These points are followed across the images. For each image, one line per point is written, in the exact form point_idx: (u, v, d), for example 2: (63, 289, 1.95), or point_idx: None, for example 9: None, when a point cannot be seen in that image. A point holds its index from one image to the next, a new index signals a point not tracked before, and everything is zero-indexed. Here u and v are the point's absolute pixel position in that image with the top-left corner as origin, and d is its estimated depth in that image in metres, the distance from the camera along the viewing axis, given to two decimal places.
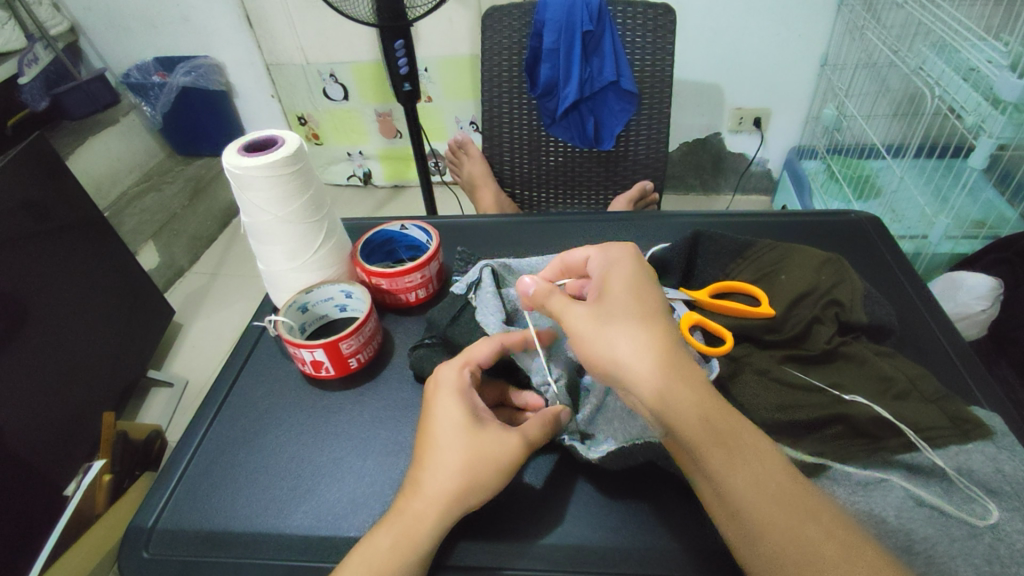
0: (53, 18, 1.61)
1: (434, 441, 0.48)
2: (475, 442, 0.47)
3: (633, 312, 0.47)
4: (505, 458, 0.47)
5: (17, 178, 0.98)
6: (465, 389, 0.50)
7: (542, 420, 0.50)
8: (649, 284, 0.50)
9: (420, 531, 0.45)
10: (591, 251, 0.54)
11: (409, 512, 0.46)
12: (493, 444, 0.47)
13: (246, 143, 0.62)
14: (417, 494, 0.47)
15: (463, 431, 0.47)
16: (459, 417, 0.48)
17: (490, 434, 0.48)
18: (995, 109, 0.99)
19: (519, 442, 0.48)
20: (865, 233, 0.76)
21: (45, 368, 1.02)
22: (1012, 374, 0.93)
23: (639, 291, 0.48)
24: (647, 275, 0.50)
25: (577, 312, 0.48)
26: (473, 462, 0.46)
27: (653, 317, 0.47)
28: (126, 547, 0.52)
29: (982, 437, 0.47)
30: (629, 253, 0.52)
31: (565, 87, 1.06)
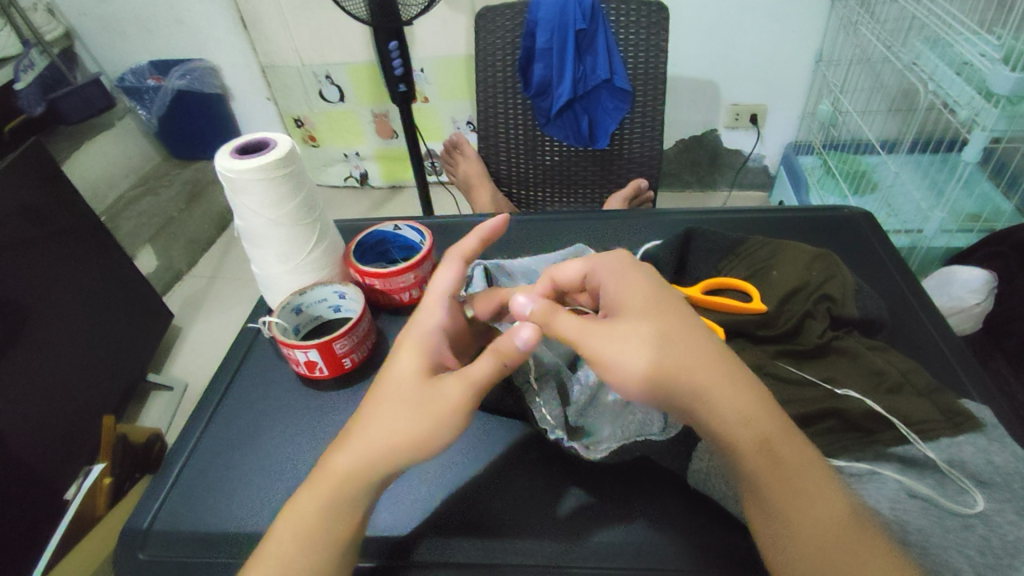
0: (49, 24, 1.61)
1: (381, 390, 0.48)
2: (422, 395, 0.46)
3: (644, 311, 0.47)
4: (450, 411, 0.45)
5: (15, 181, 0.99)
6: (427, 342, 0.49)
7: (497, 359, 0.45)
8: (654, 304, 0.47)
9: (344, 485, 0.45)
10: (582, 267, 0.54)
11: (336, 465, 0.46)
12: (438, 399, 0.46)
13: (239, 146, 0.62)
14: (344, 446, 0.47)
15: (414, 386, 0.47)
16: (411, 369, 0.48)
17: (436, 387, 0.46)
18: (988, 102, 0.99)
19: (465, 391, 0.46)
20: (860, 230, 0.75)
21: (42, 374, 1.02)
22: (1007, 366, 0.94)
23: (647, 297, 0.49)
24: (650, 294, 0.48)
25: (591, 331, 0.46)
26: (416, 415, 0.45)
27: (687, 342, 0.45)
28: (122, 550, 0.52)
29: (973, 429, 0.47)
30: (627, 267, 0.51)
31: (558, 86, 1.08)
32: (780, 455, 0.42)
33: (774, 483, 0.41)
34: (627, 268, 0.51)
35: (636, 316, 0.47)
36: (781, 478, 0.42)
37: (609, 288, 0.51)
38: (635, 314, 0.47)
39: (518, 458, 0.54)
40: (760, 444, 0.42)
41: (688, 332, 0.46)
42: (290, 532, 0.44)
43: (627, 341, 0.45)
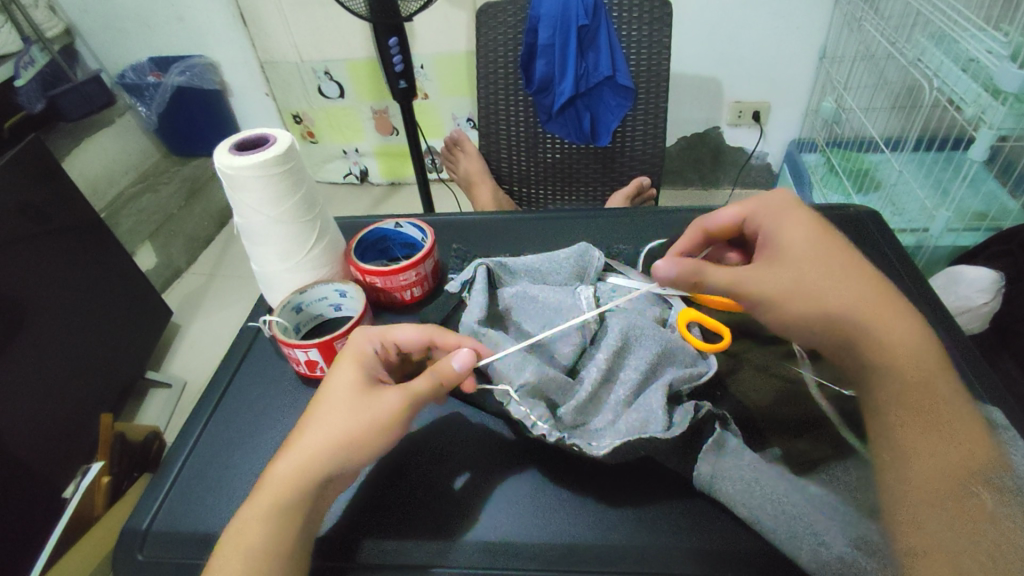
0: (49, 20, 1.60)
1: (320, 400, 0.49)
2: (359, 405, 0.48)
3: (805, 247, 0.54)
4: (386, 419, 0.48)
5: (14, 178, 0.98)
6: (365, 359, 0.51)
7: (433, 377, 0.50)
8: (813, 238, 0.55)
9: (287, 492, 0.45)
10: (741, 213, 0.61)
11: (277, 475, 0.45)
12: (375, 407, 0.48)
13: (238, 143, 0.61)
14: (284, 456, 0.46)
15: (352, 395, 0.48)
16: (351, 381, 0.49)
17: (374, 396, 0.48)
18: (995, 100, 0.97)
19: (402, 400, 0.49)
20: (865, 228, 0.75)
21: (40, 373, 1.01)
22: (1014, 367, 0.93)
23: (812, 230, 0.55)
24: (810, 229, 0.55)
25: (751, 270, 0.54)
26: (353, 421, 0.47)
27: (847, 276, 0.52)
28: (120, 551, 0.52)
29: (983, 431, 0.47)
30: (791, 205, 0.58)
31: (560, 83, 1.07)
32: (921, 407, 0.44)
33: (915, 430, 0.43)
34: (790, 206, 0.58)
35: (797, 252, 0.54)
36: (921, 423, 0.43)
37: (769, 230, 0.57)
38: (792, 254, 0.54)
39: (511, 458, 0.53)
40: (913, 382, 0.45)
41: (842, 267, 0.53)
42: (239, 545, 0.43)
43: (785, 276, 0.53)
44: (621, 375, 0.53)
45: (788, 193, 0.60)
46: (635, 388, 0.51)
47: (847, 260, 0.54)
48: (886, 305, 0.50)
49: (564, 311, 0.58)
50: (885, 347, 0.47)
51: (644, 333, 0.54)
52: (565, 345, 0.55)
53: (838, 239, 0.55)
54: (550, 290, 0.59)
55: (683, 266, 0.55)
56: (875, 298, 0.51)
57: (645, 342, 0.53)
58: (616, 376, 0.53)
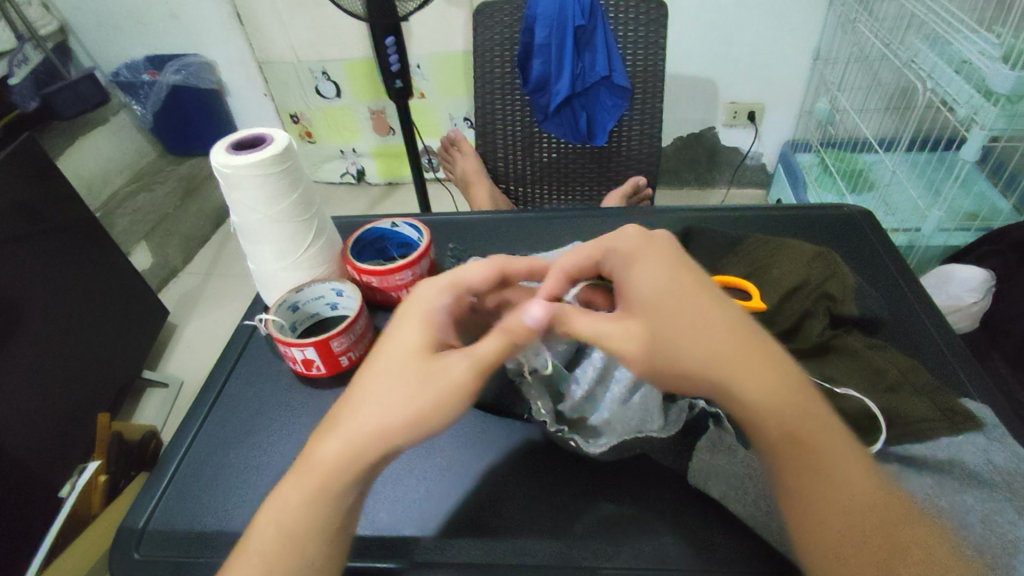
0: (42, 18, 1.60)
1: (378, 362, 0.47)
2: (421, 373, 0.45)
3: (657, 293, 0.47)
4: (450, 389, 0.44)
5: (6, 177, 0.97)
6: (432, 317, 0.49)
7: (505, 338, 0.45)
8: (667, 282, 0.48)
9: (331, 473, 0.44)
10: (597, 253, 0.53)
11: (322, 451, 0.44)
12: (440, 375, 0.45)
13: (234, 142, 0.62)
14: (334, 429, 0.45)
15: (413, 362, 0.46)
16: (414, 343, 0.47)
17: (438, 364, 0.45)
18: (987, 101, 0.99)
19: (468, 367, 0.45)
20: (859, 228, 0.75)
21: (35, 372, 1.01)
22: (1005, 366, 0.95)
23: (668, 270, 0.48)
24: (667, 271, 0.48)
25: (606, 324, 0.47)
26: (414, 391, 0.44)
27: (711, 323, 0.45)
28: (117, 549, 0.52)
29: (971, 429, 0.47)
30: (646, 243, 0.51)
31: (557, 82, 1.08)
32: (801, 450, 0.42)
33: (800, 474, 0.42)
34: (649, 244, 0.51)
35: (651, 302, 0.47)
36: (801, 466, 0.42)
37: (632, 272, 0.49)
38: (642, 304, 0.47)
39: (519, 455, 0.54)
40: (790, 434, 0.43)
41: (708, 316, 0.46)
42: (274, 524, 0.43)
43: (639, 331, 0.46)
44: (618, 371, 0.51)
45: (646, 230, 0.53)
46: (631, 384, 0.50)
47: (709, 304, 0.47)
48: (758, 359, 0.44)
49: None
50: (751, 405, 0.43)
51: None
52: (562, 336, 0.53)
53: (699, 278, 0.48)
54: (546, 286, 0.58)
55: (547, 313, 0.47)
56: (744, 348, 0.45)
57: None
58: (613, 370, 0.51)
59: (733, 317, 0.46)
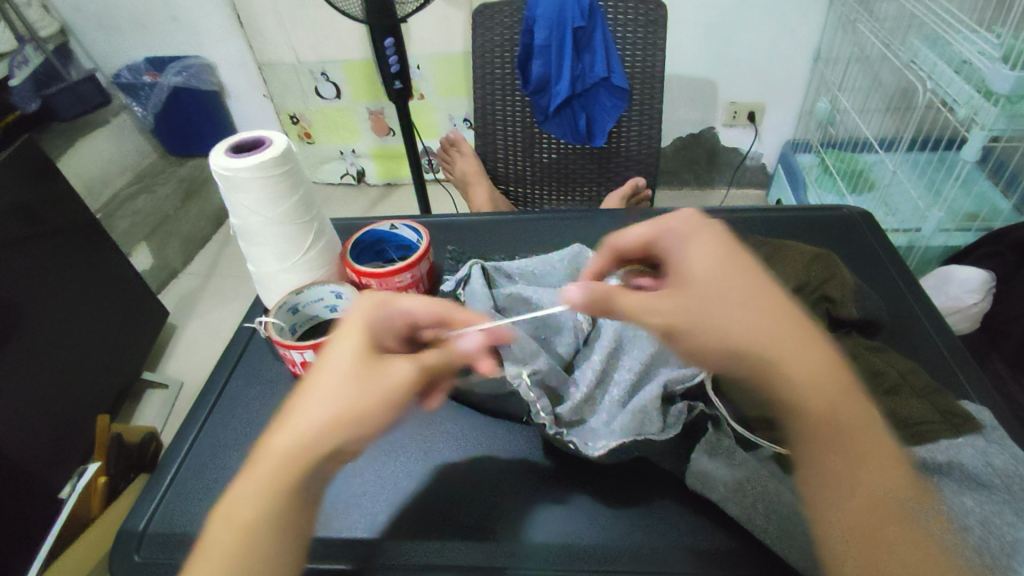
0: (43, 20, 1.60)
1: (319, 365, 0.44)
2: (367, 369, 0.43)
3: (708, 269, 0.47)
4: (398, 386, 0.44)
5: (7, 179, 0.97)
6: (369, 322, 0.47)
7: (443, 351, 0.48)
8: (719, 260, 0.48)
9: (286, 469, 0.39)
10: (648, 230, 0.54)
11: (270, 452, 0.40)
12: (383, 376, 0.43)
13: (235, 144, 0.62)
14: (279, 427, 0.41)
15: (358, 359, 0.44)
16: (355, 344, 0.44)
17: (382, 364, 0.44)
18: (987, 101, 0.98)
19: (412, 366, 0.45)
20: (858, 229, 0.75)
21: (34, 374, 1.01)
22: (1004, 367, 0.95)
23: (717, 251, 0.48)
24: (720, 250, 0.49)
25: (656, 299, 0.47)
26: (360, 387, 0.42)
27: (764, 302, 0.45)
28: (116, 552, 0.52)
29: (972, 431, 0.47)
30: (702, 222, 0.52)
31: (556, 83, 1.08)
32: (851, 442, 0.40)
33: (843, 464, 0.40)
34: (703, 223, 0.52)
35: (704, 277, 0.47)
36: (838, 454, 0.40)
37: (683, 253, 0.50)
38: (693, 280, 0.47)
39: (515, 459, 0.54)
40: (827, 415, 0.41)
41: (758, 294, 0.46)
42: (225, 533, 0.39)
43: (689, 304, 0.46)
44: (615, 375, 0.53)
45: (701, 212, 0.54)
46: (629, 388, 0.52)
47: (760, 285, 0.47)
48: (809, 342, 0.44)
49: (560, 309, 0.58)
50: (803, 385, 0.41)
51: (636, 335, 0.55)
52: (561, 343, 0.56)
53: (752, 258, 0.49)
54: (545, 291, 0.60)
55: (591, 292, 0.48)
56: (795, 328, 0.44)
57: (638, 343, 0.54)
58: (611, 376, 0.53)
59: (782, 301, 0.46)
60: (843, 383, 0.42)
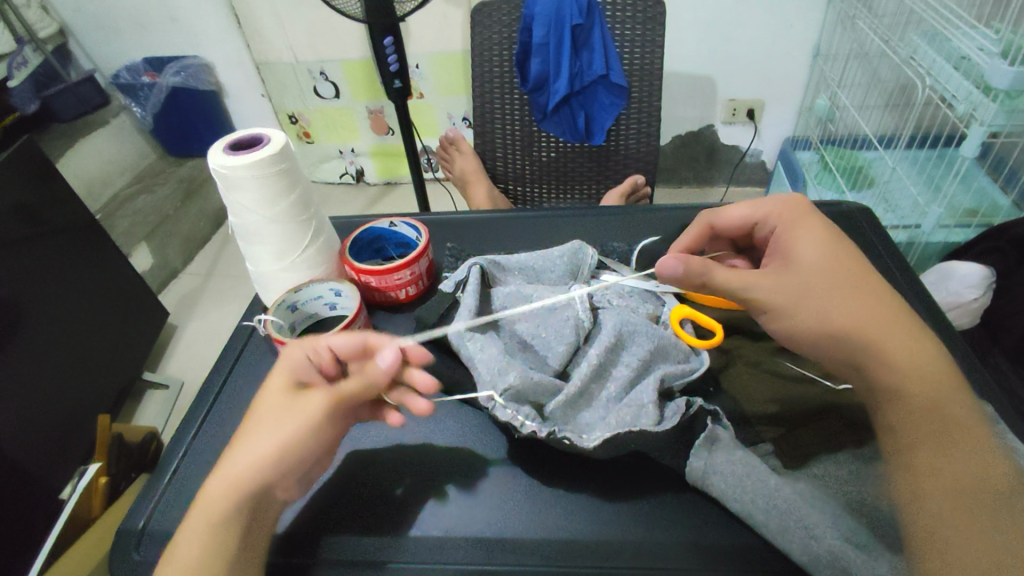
0: (41, 21, 1.60)
1: (253, 408, 0.49)
2: (287, 408, 0.48)
3: (808, 254, 0.57)
4: (312, 418, 0.48)
5: (6, 180, 0.98)
6: (293, 362, 0.51)
7: (362, 380, 0.50)
8: (828, 248, 0.57)
9: (222, 503, 0.45)
10: (754, 216, 0.63)
11: (210, 492, 0.46)
12: (302, 408, 0.48)
13: (233, 142, 0.62)
14: (216, 470, 0.47)
15: (282, 399, 0.49)
16: (280, 386, 0.50)
17: (300, 400, 0.49)
18: (986, 97, 0.98)
19: (327, 397, 0.49)
20: (857, 225, 0.75)
21: (35, 374, 1.01)
22: (1005, 361, 0.95)
23: (826, 244, 0.57)
24: (826, 239, 0.58)
25: (751, 275, 0.57)
26: (279, 425, 0.47)
27: (862, 290, 0.54)
28: (117, 550, 0.52)
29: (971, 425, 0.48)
30: (806, 213, 0.61)
31: (555, 81, 1.07)
32: (937, 430, 0.46)
33: (932, 453, 0.44)
34: (806, 214, 0.61)
35: (805, 259, 0.57)
36: (931, 443, 0.45)
37: (795, 241, 0.59)
38: (799, 265, 0.56)
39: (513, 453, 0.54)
40: (926, 403, 0.47)
41: (853, 282, 0.55)
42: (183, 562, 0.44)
43: (783, 283, 0.55)
44: (613, 372, 0.53)
45: (803, 202, 0.63)
46: (626, 382, 0.52)
47: (859, 275, 0.56)
48: (897, 329, 0.52)
49: (556, 309, 0.57)
50: (896, 367, 0.50)
51: (636, 330, 0.54)
52: (557, 341, 0.55)
53: (851, 251, 0.58)
54: (540, 291, 0.59)
55: (689, 266, 0.55)
56: (888, 314, 0.53)
57: (638, 340, 0.54)
58: (610, 371, 0.53)
59: (880, 291, 0.54)
60: (935, 370, 0.50)
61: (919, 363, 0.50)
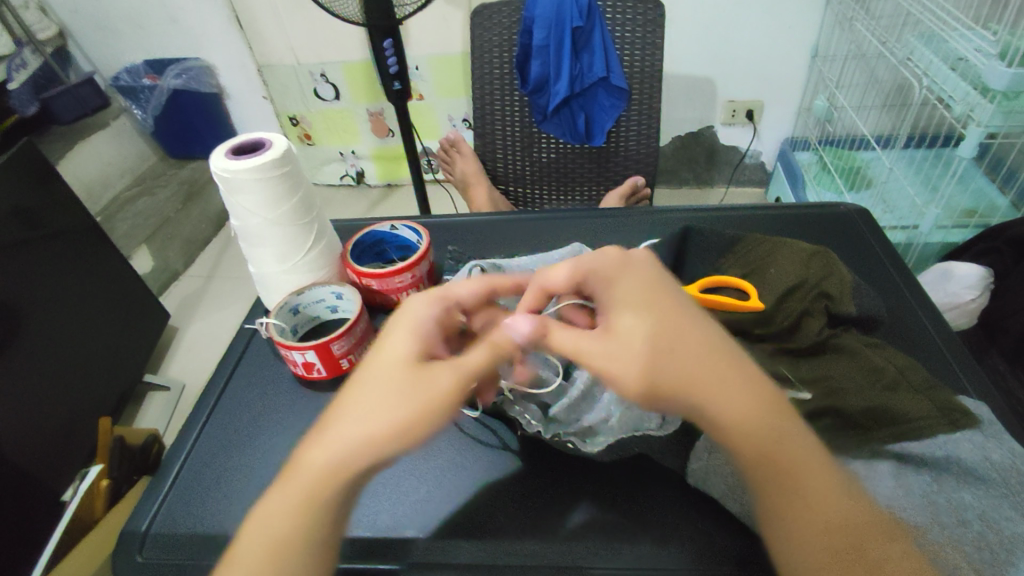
0: (40, 23, 1.60)
1: (367, 371, 0.45)
2: (410, 380, 0.43)
3: (636, 319, 0.45)
4: (439, 397, 0.43)
5: (7, 183, 0.98)
6: (419, 325, 0.47)
7: (491, 350, 0.46)
8: (653, 310, 0.46)
9: (320, 480, 0.41)
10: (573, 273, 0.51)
11: (309, 461, 0.42)
12: (429, 384, 0.43)
13: (234, 146, 0.62)
14: (316, 440, 0.43)
15: (404, 368, 0.44)
16: (403, 352, 0.45)
17: (426, 372, 0.44)
18: (984, 98, 0.98)
19: (455, 374, 0.44)
20: (857, 227, 0.75)
21: (37, 377, 1.01)
22: (1002, 363, 0.95)
23: (647, 304, 0.46)
24: (649, 297, 0.46)
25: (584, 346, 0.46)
26: (403, 400, 0.43)
27: (695, 355, 0.44)
28: (120, 553, 0.52)
29: (969, 426, 0.47)
30: (631, 263, 0.49)
31: (556, 83, 1.08)
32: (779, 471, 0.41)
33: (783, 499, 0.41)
34: (628, 265, 0.49)
35: (636, 321, 0.45)
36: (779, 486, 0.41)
37: (619, 298, 0.47)
38: (622, 331, 0.45)
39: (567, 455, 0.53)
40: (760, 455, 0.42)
41: (690, 343, 0.44)
42: (269, 528, 0.41)
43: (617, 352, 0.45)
44: None
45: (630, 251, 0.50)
46: None
47: (694, 335, 0.45)
48: (741, 395, 0.43)
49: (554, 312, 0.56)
50: (736, 428, 0.42)
51: None
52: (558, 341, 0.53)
53: (683, 306, 0.47)
54: None
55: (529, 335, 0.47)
56: (726, 376, 0.43)
57: None
58: None
59: (727, 355, 0.44)
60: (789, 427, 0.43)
61: (751, 420, 0.42)
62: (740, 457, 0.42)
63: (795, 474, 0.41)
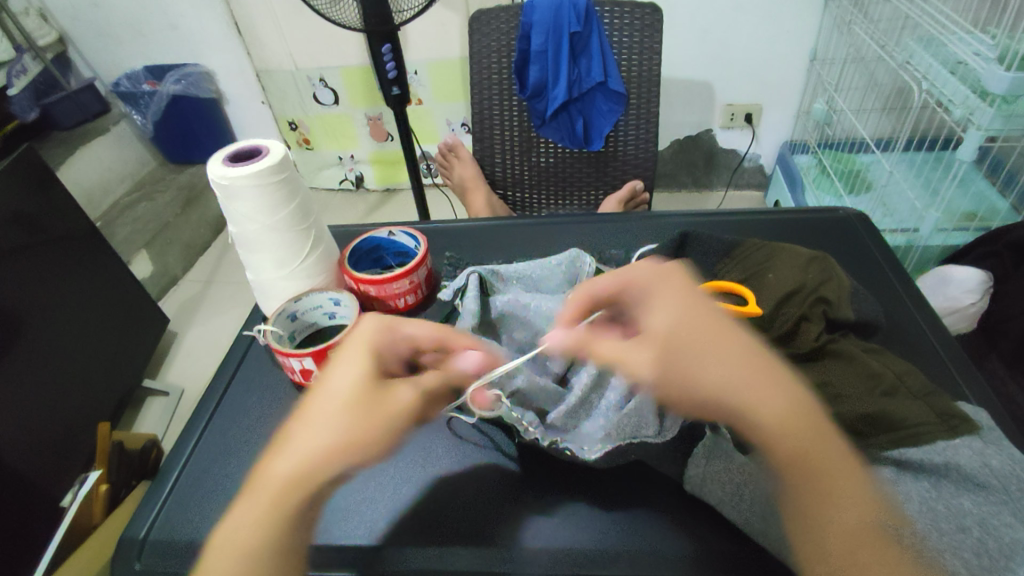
0: (41, 29, 1.61)
1: (325, 393, 0.45)
2: (371, 400, 0.45)
3: (670, 322, 0.48)
4: (397, 417, 0.45)
5: (7, 189, 0.98)
6: (374, 350, 0.48)
7: (442, 376, 0.50)
8: (687, 313, 0.49)
9: (286, 492, 0.41)
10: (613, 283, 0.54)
11: (274, 473, 0.42)
12: (388, 405, 0.45)
13: (232, 153, 0.62)
14: (278, 454, 0.43)
15: (363, 388, 0.45)
16: (357, 377, 0.46)
17: (385, 393, 0.46)
18: (983, 101, 0.99)
19: (414, 394, 0.47)
20: (855, 231, 0.75)
21: (36, 383, 1.01)
22: (1002, 366, 0.94)
23: (682, 311, 0.49)
24: (684, 304, 0.49)
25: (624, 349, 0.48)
26: (364, 419, 0.44)
27: (728, 355, 0.46)
28: (117, 561, 0.52)
29: (969, 432, 0.47)
30: (670, 275, 0.52)
31: (554, 88, 1.07)
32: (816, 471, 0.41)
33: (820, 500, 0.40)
34: (663, 276, 0.52)
35: (668, 324, 0.48)
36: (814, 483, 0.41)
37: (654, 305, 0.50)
38: (655, 335, 0.48)
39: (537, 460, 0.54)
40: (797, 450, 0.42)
41: (721, 343, 0.47)
42: (222, 552, 0.40)
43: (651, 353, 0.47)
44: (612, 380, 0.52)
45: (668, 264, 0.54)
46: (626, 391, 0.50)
47: (728, 340, 0.47)
48: (776, 392, 0.44)
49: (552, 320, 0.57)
50: (775, 427, 0.42)
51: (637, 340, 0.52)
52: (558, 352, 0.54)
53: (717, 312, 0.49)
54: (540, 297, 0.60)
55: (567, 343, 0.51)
56: (758, 375, 0.45)
57: None
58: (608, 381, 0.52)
59: (762, 357, 0.46)
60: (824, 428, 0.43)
61: (789, 415, 0.43)
62: (778, 454, 0.42)
63: (829, 472, 0.41)
